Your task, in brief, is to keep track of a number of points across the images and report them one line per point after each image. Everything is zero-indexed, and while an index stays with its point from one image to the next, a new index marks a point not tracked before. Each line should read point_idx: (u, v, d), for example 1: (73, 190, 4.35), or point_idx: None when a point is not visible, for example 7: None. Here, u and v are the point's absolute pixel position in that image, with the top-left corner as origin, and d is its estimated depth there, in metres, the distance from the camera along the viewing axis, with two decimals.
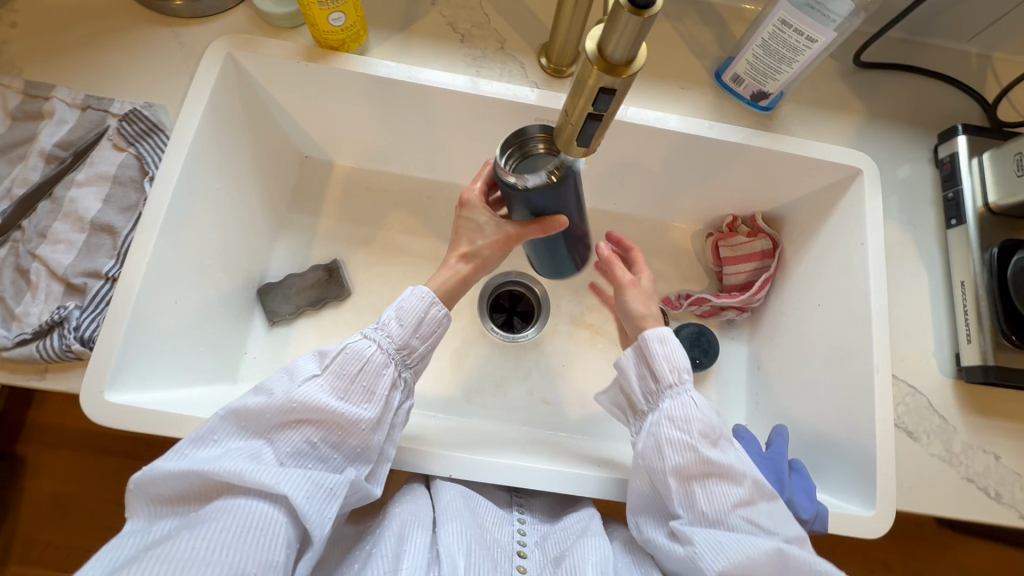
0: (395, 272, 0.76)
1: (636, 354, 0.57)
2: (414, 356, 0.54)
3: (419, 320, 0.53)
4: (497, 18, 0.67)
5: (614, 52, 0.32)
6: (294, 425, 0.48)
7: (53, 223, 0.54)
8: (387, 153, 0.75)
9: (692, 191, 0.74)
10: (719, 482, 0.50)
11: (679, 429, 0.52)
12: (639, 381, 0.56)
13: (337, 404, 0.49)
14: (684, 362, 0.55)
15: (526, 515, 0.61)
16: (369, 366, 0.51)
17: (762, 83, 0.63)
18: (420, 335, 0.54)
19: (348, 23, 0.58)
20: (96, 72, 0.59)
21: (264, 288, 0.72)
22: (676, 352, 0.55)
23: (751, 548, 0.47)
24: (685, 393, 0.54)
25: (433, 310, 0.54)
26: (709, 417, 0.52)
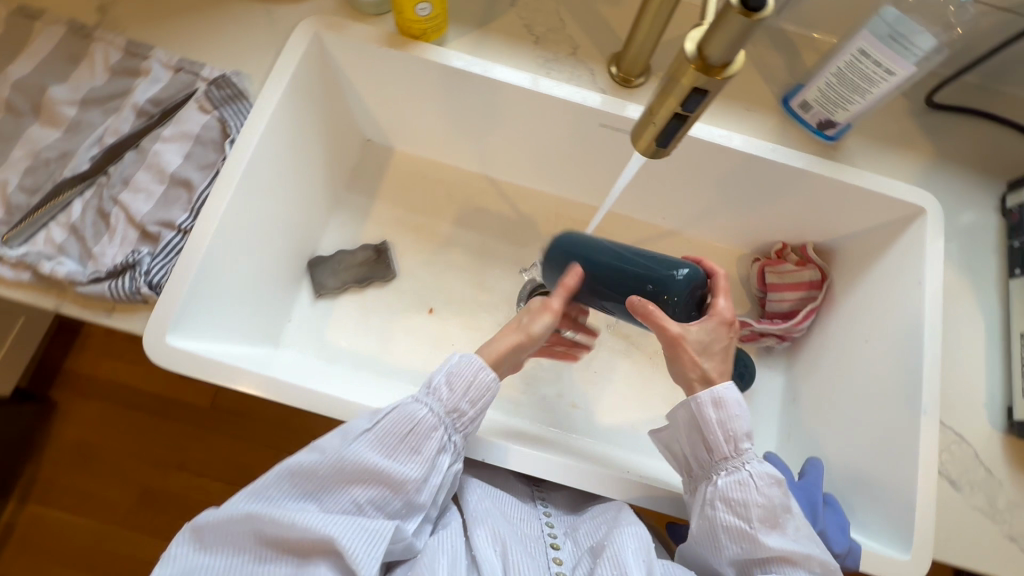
0: (440, 261, 0.78)
1: (690, 421, 0.54)
2: (463, 419, 0.53)
3: (469, 384, 0.53)
4: (572, 24, 0.69)
5: (713, 52, 0.33)
6: (346, 484, 0.50)
7: (136, 172, 0.57)
8: (447, 146, 0.77)
9: (745, 213, 0.74)
10: (776, 562, 0.51)
11: (735, 513, 0.52)
12: (692, 448, 0.55)
13: (386, 464, 0.51)
14: (742, 430, 0.53)
15: (550, 508, 0.63)
16: (418, 429, 0.52)
17: (831, 112, 0.63)
18: (470, 399, 0.53)
19: (432, 15, 0.61)
20: (191, 38, 0.63)
21: (315, 260, 0.75)
22: (733, 422, 0.53)
23: None
24: (742, 470, 0.52)
25: (483, 374, 0.53)
26: (767, 499, 0.52)
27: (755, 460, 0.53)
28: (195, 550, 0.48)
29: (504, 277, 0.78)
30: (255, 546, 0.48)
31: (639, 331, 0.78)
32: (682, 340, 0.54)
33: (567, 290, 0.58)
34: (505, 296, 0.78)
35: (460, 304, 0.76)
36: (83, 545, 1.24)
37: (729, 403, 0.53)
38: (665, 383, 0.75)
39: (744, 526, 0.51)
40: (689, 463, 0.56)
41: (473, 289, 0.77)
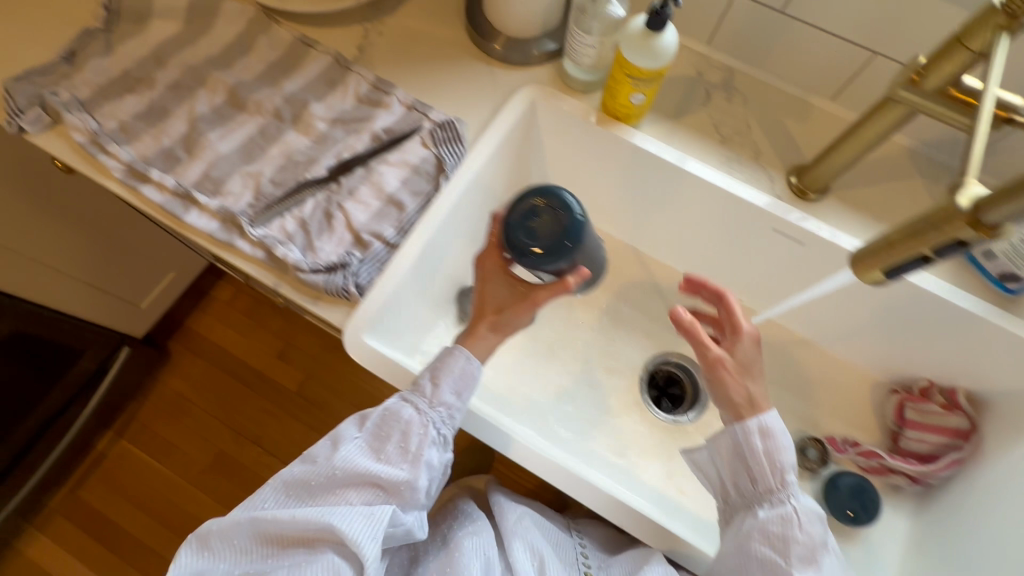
0: (575, 316, 0.82)
1: (734, 448, 0.57)
2: (438, 417, 0.57)
3: (450, 377, 0.58)
4: (759, 131, 0.73)
5: (989, 214, 0.36)
6: (343, 488, 0.55)
7: (361, 186, 0.66)
8: (606, 213, 0.83)
9: (894, 341, 0.74)
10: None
11: (773, 545, 0.55)
12: (736, 476, 0.58)
13: (373, 464, 0.56)
14: (787, 463, 0.57)
15: (584, 541, 0.78)
16: (407, 426, 0.57)
17: (1018, 266, 0.62)
18: (454, 391, 0.58)
19: (642, 103, 0.66)
20: (426, 84, 0.73)
21: (464, 289, 0.79)
22: (780, 454, 0.56)
23: None
24: (786, 504, 0.56)
25: (461, 365, 0.58)
26: (807, 535, 0.55)
27: (798, 495, 0.56)
28: (203, 557, 0.55)
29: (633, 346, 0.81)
30: (261, 547, 0.55)
31: None
32: (716, 357, 0.58)
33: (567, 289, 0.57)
34: (631, 365, 0.80)
35: (587, 361, 0.79)
36: (158, 493, 1.32)
37: (777, 435, 0.57)
38: None
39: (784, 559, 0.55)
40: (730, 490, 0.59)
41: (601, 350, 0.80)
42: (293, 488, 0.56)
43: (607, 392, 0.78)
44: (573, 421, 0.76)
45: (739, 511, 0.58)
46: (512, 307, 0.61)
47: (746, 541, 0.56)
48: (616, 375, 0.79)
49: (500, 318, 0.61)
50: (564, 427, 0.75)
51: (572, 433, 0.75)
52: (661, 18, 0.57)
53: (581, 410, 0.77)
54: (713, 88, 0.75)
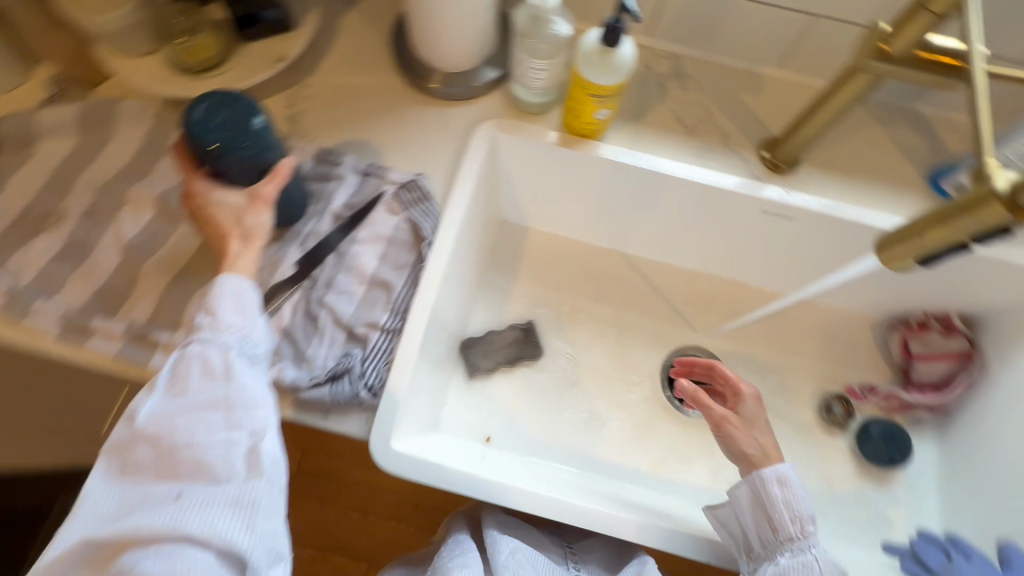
0: (582, 337, 0.80)
1: (753, 495, 0.56)
2: (251, 338, 0.52)
3: (221, 302, 0.52)
4: (719, 114, 0.72)
5: None
6: (205, 379, 0.49)
7: (338, 275, 0.60)
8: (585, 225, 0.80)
9: (884, 283, 0.77)
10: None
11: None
12: (755, 526, 0.55)
13: (218, 367, 0.49)
14: (804, 510, 0.55)
15: (583, 573, 0.65)
16: (212, 367, 0.50)
17: None
18: (238, 313, 0.52)
19: (607, 117, 0.64)
20: (374, 143, 0.67)
21: (466, 342, 0.76)
22: (797, 500, 0.55)
23: None
24: (807, 552, 0.53)
25: (229, 287, 0.53)
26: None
27: (818, 544, 0.54)
28: None
29: (645, 352, 0.80)
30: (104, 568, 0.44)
31: (786, 402, 0.78)
32: (722, 417, 0.60)
33: (279, 177, 0.56)
34: (649, 371, 0.79)
35: (606, 379, 0.78)
36: None
37: (793, 480, 0.56)
38: (818, 456, 0.75)
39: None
40: (751, 543, 0.56)
41: (617, 364, 0.79)
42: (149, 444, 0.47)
43: (634, 405, 0.77)
44: (608, 444, 0.74)
45: (761, 564, 0.55)
46: (251, 212, 0.56)
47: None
48: (638, 385, 0.78)
49: (240, 227, 0.56)
50: (603, 453, 0.74)
51: (613, 457, 0.74)
52: (616, 33, 0.54)
53: (614, 431, 0.75)
54: (664, 79, 0.74)
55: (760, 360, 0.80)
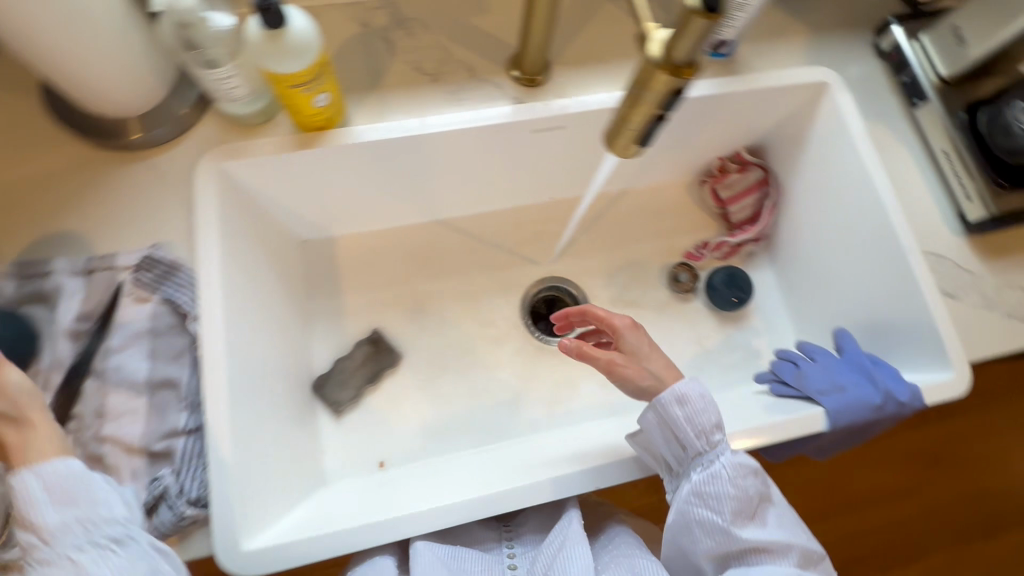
0: (434, 321, 0.76)
1: (659, 420, 0.56)
2: (101, 520, 0.43)
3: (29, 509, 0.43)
4: (457, 48, 0.67)
5: (679, 54, 0.39)
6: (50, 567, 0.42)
7: (105, 399, 0.50)
8: (387, 211, 0.75)
9: (678, 149, 0.78)
10: (755, 552, 0.54)
11: (710, 508, 0.55)
12: (668, 447, 0.57)
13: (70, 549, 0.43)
14: (710, 423, 0.56)
15: (515, 548, 0.66)
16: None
17: (720, 33, 0.66)
18: (60, 506, 0.43)
19: (331, 100, 0.56)
20: (86, 231, 0.56)
21: (318, 381, 0.70)
22: (704, 416, 0.56)
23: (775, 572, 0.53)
24: (716, 462, 0.55)
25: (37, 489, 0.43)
26: (741, 490, 0.55)
27: (727, 453, 0.55)
28: None
29: (500, 306, 0.79)
30: None
31: (641, 292, 0.81)
32: (610, 360, 0.58)
33: None
34: (511, 322, 0.78)
35: (475, 350, 0.76)
36: None
37: (694, 398, 0.56)
38: (683, 326, 0.79)
39: (722, 522, 0.54)
40: (668, 461, 0.58)
41: (479, 330, 0.77)
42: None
43: (510, 360, 0.76)
44: (500, 410, 0.73)
45: (678, 480, 0.57)
46: None
47: (688, 506, 0.56)
48: (506, 340, 0.77)
49: None
50: (499, 419, 0.73)
51: (509, 419, 0.73)
52: (273, 13, 0.46)
53: (500, 394, 0.74)
54: (387, 31, 0.67)
55: (605, 264, 0.81)
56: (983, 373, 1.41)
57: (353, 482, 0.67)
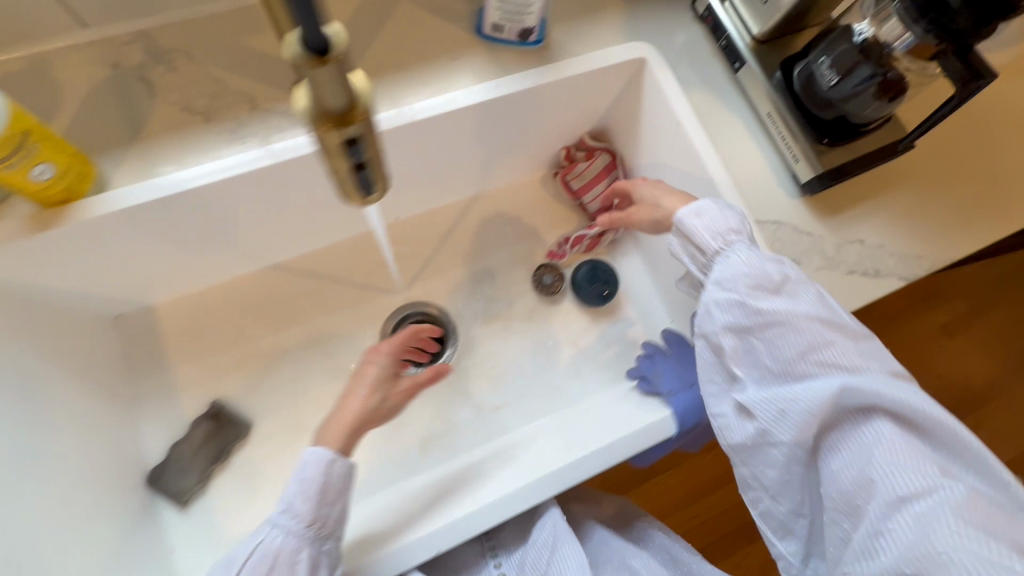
0: (285, 377, 0.70)
1: (678, 236, 0.58)
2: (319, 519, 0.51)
3: (321, 487, 0.52)
4: (231, 77, 0.59)
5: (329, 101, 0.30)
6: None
7: None
8: (203, 267, 0.67)
9: (514, 150, 0.72)
10: (775, 328, 0.49)
11: (726, 292, 0.52)
12: (693, 261, 0.57)
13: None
14: (728, 225, 0.55)
15: (501, 556, 0.65)
16: (280, 558, 0.49)
17: (519, 22, 0.61)
18: (327, 501, 0.52)
19: (60, 172, 0.48)
20: None
21: (154, 472, 0.63)
22: (717, 220, 0.55)
23: (810, 387, 0.47)
24: (733, 252, 0.53)
25: (337, 467, 0.53)
26: (757, 268, 0.52)
27: (744, 246, 0.53)
28: None
29: (358, 345, 0.73)
30: None
31: (508, 302, 0.76)
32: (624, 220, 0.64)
33: None
34: None
35: (335, 399, 0.70)
36: None
37: (707, 207, 0.56)
38: (555, 330, 0.76)
39: (760, 310, 0.50)
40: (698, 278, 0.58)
41: (337, 376, 0.71)
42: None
43: None
44: (372, 457, 0.69)
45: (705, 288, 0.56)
46: None
47: (710, 319, 0.53)
48: None
49: None
50: (372, 468, 0.68)
51: (383, 466, 0.68)
52: None
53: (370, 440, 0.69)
54: (143, 69, 0.58)
55: (467, 280, 0.76)
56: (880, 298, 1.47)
57: None
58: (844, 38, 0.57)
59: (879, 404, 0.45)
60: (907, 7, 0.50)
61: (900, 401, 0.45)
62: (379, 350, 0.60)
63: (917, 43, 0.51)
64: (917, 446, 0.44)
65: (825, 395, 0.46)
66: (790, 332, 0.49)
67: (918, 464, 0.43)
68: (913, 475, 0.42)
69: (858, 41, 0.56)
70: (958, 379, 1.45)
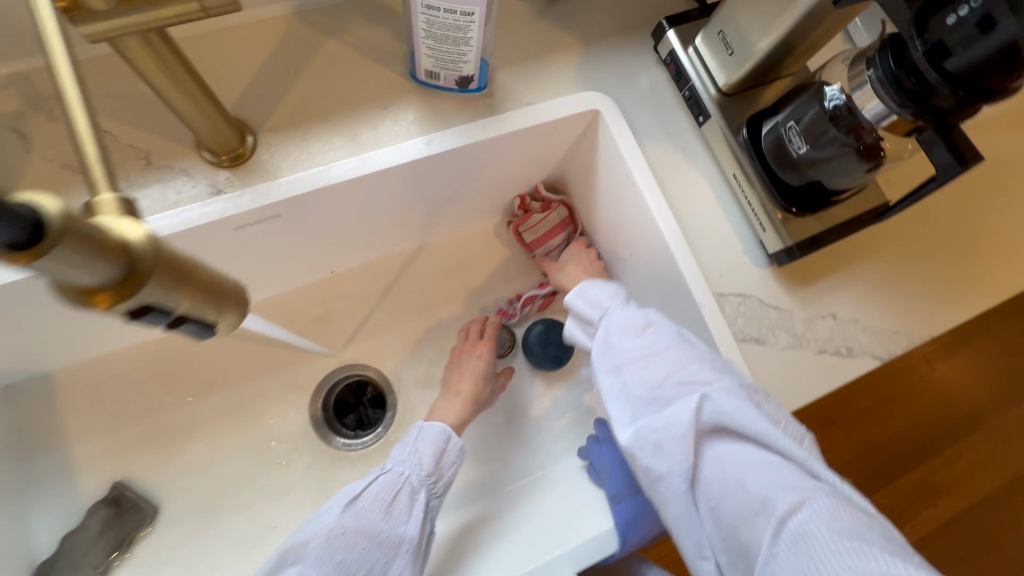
0: (200, 452, 0.63)
1: (575, 321, 0.58)
2: (440, 481, 0.58)
3: (440, 452, 0.58)
4: (123, 129, 0.52)
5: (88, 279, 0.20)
6: (350, 557, 0.51)
7: None
8: (103, 333, 0.60)
9: (458, 204, 0.65)
10: (638, 361, 0.50)
11: (599, 341, 0.54)
12: (585, 332, 0.58)
13: (383, 526, 0.53)
14: (605, 290, 0.56)
15: None
16: (403, 492, 0.55)
17: (456, 69, 0.54)
18: (445, 465, 0.59)
19: None
20: None
21: (42, 568, 0.56)
22: (603, 287, 0.57)
23: (675, 411, 0.46)
24: (608, 304, 0.55)
25: (450, 442, 0.59)
26: (625, 315, 0.53)
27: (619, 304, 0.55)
28: None
29: (284, 416, 0.66)
30: None
31: None
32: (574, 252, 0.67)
33: None
34: (298, 432, 0.66)
35: (256, 476, 0.63)
36: None
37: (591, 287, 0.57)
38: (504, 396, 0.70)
39: (630, 351, 0.51)
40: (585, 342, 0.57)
41: (259, 450, 0.64)
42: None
43: (302, 480, 0.64)
44: None
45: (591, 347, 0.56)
46: None
47: (597, 374, 0.53)
48: (296, 455, 0.65)
49: None
50: None
51: None
52: None
53: (294, 525, 0.62)
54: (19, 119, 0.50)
55: (408, 339, 0.70)
56: None
57: None
58: (814, 100, 0.51)
59: (734, 418, 0.45)
60: (879, 78, 0.45)
61: (749, 416, 0.45)
62: (482, 348, 0.66)
63: (894, 117, 0.46)
64: (777, 460, 0.44)
65: (690, 416, 0.46)
66: (653, 363, 0.49)
67: (782, 478, 0.43)
68: (784, 489, 0.43)
69: (828, 107, 0.49)
70: (940, 416, 1.37)
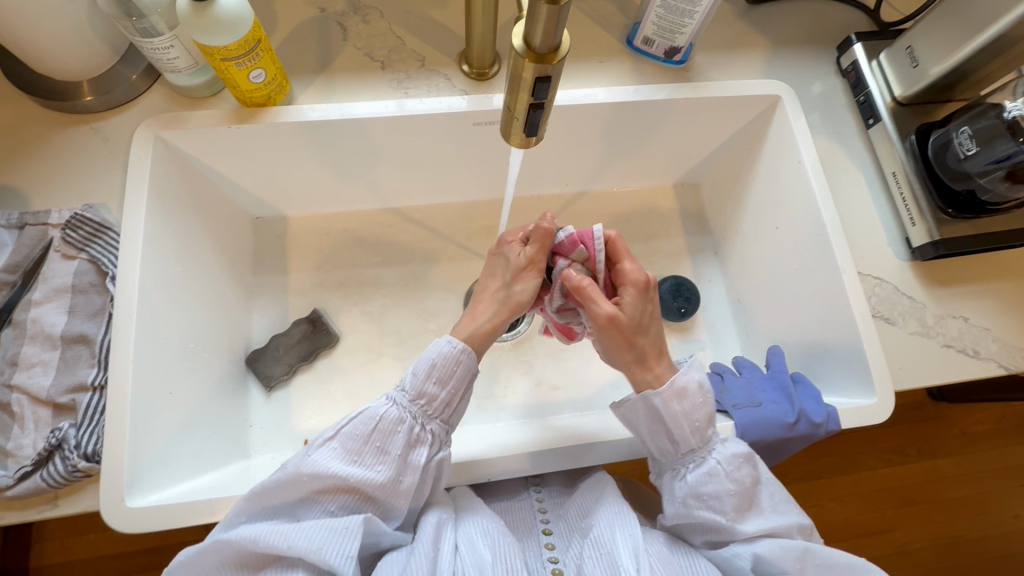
0: (373, 306, 0.76)
1: (650, 414, 0.54)
2: (423, 403, 0.53)
3: (430, 366, 0.53)
4: (411, 38, 0.68)
5: (540, 42, 0.35)
6: (309, 496, 0.49)
7: (21, 348, 0.53)
8: (333, 193, 0.75)
9: (632, 154, 0.76)
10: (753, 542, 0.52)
11: (711, 506, 0.52)
12: (654, 440, 0.55)
13: (351, 469, 0.49)
14: (703, 418, 0.54)
15: (543, 493, 0.64)
16: (381, 425, 0.51)
17: (671, 39, 0.66)
18: (435, 381, 0.53)
19: (269, 78, 0.58)
20: (31, 189, 0.58)
21: (251, 355, 0.71)
22: (697, 411, 0.54)
23: (783, 548, 0.49)
24: (709, 459, 0.53)
25: (462, 359, 0.54)
26: (738, 482, 0.52)
27: (719, 444, 0.54)
28: None
29: (443, 297, 0.77)
30: None
31: None
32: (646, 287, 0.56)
33: None
34: (451, 314, 0.77)
35: (410, 337, 0.75)
36: None
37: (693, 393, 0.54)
38: None
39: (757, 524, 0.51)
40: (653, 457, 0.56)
41: (418, 319, 0.76)
42: (218, 550, 0.45)
43: None
44: None
45: (667, 476, 0.55)
46: None
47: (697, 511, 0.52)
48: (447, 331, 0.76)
49: None
50: None
51: None
52: None
53: None
54: (343, 17, 0.68)
55: None
56: (965, 415, 1.28)
57: (271, 456, 0.67)
58: (991, 113, 0.58)
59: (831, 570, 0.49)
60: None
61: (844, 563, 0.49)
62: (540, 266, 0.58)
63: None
64: None
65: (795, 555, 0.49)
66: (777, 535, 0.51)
67: None
68: None
69: (1005, 118, 0.57)
70: None
